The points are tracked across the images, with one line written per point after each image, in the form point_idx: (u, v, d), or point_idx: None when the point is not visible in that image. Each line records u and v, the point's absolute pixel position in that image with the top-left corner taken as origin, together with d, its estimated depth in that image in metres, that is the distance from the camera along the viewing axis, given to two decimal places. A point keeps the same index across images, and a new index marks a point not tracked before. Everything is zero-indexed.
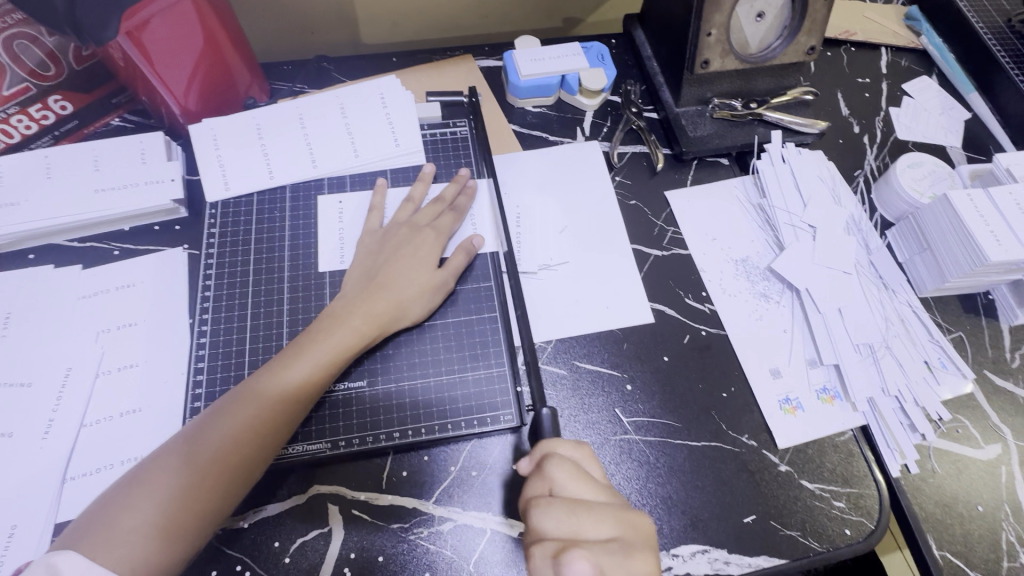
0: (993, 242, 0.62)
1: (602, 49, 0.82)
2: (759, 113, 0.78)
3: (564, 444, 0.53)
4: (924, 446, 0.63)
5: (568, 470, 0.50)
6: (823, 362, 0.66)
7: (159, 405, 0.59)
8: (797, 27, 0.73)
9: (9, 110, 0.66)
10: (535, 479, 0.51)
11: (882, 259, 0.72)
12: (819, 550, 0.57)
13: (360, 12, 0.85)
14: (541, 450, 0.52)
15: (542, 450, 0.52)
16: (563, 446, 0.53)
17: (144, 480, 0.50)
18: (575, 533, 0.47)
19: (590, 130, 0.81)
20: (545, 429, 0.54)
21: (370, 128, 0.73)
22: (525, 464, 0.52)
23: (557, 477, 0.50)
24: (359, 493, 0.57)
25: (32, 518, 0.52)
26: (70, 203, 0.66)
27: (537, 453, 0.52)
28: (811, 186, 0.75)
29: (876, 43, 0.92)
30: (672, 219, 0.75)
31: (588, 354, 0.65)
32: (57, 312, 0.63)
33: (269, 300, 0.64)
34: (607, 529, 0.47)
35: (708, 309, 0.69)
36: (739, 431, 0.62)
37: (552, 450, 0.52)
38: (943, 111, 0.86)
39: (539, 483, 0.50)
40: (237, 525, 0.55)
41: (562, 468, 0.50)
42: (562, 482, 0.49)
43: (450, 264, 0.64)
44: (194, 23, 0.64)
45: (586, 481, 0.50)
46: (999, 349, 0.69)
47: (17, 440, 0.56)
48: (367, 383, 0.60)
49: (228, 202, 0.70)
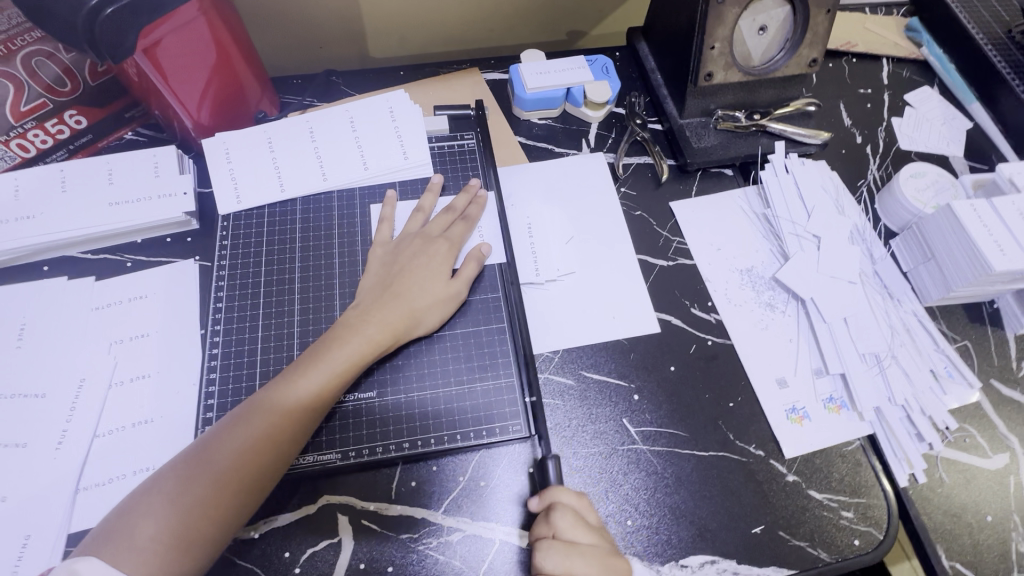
0: (997, 252, 0.63)
1: (606, 61, 0.83)
2: (763, 124, 0.79)
3: (569, 493, 0.54)
4: (931, 456, 0.63)
5: (570, 520, 0.51)
6: (829, 372, 0.66)
7: (170, 415, 0.59)
8: (799, 40, 0.74)
9: (26, 125, 0.67)
10: (541, 520, 0.53)
11: (887, 269, 0.72)
12: (827, 560, 0.57)
13: (368, 27, 0.87)
14: (546, 497, 0.54)
15: (550, 495, 0.54)
16: (566, 495, 0.53)
17: (163, 487, 0.50)
18: (569, 571, 0.50)
19: (595, 142, 0.82)
20: (551, 476, 0.56)
21: (379, 141, 0.74)
22: (532, 503, 0.54)
23: (560, 525, 0.51)
24: (369, 503, 0.57)
25: (45, 528, 0.53)
26: (83, 216, 0.67)
27: (547, 496, 0.54)
28: (815, 197, 0.75)
29: (878, 54, 0.92)
30: (677, 230, 0.75)
31: (595, 364, 0.66)
32: (70, 323, 0.64)
33: (280, 311, 0.65)
34: (596, 573, 0.50)
35: (714, 319, 0.69)
36: (746, 441, 0.63)
37: (558, 498, 0.53)
38: (945, 121, 0.87)
39: (543, 526, 0.52)
40: (248, 535, 0.55)
41: (565, 517, 0.51)
42: (564, 529, 0.51)
43: (461, 274, 0.65)
44: (207, 39, 0.66)
45: (585, 528, 0.52)
46: (1005, 358, 0.69)
47: (32, 451, 0.56)
48: (376, 393, 0.61)
49: (239, 214, 0.71)
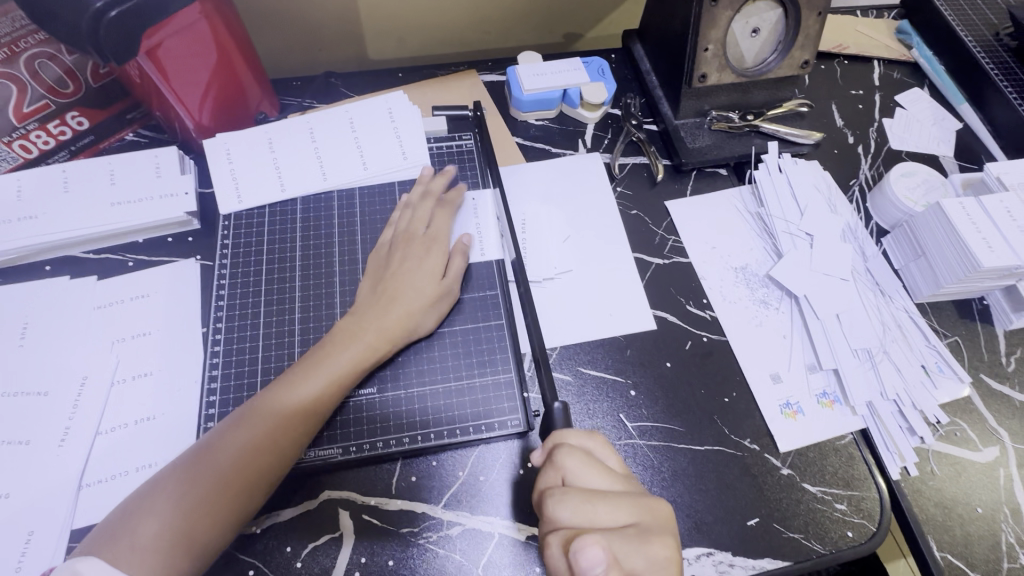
0: (984, 248, 0.64)
1: (602, 63, 0.84)
2: (756, 124, 0.81)
3: (574, 434, 0.54)
4: (923, 449, 0.64)
5: (580, 460, 0.51)
6: (823, 367, 0.67)
7: (173, 413, 0.60)
8: (791, 42, 0.75)
9: (29, 126, 0.68)
10: (547, 469, 0.52)
11: (878, 266, 0.74)
12: (822, 552, 0.58)
13: (367, 29, 0.88)
14: (551, 441, 0.53)
15: (553, 441, 0.53)
16: (571, 437, 0.54)
17: (166, 485, 0.51)
18: (590, 519, 0.48)
19: (592, 142, 0.83)
20: (557, 421, 0.56)
21: (378, 141, 0.75)
22: (538, 455, 0.54)
23: (568, 466, 0.51)
24: (370, 498, 0.58)
25: (49, 525, 0.53)
26: (86, 215, 0.67)
27: (548, 444, 0.54)
28: (807, 195, 0.77)
29: (869, 56, 0.94)
30: (673, 229, 0.77)
31: (591, 360, 0.67)
32: (72, 322, 0.64)
33: (281, 308, 0.66)
34: (621, 516, 0.48)
35: (709, 316, 0.71)
36: (741, 435, 0.64)
37: (562, 440, 0.53)
38: (936, 122, 0.88)
39: (552, 473, 0.51)
40: (250, 531, 0.56)
41: (572, 457, 0.51)
42: (574, 470, 0.51)
43: (450, 270, 0.66)
44: (209, 41, 0.67)
45: (597, 469, 0.51)
46: (994, 353, 0.71)
47: (35, 448, 0.57)
48: (377, 390, 0.62)
49: (240, 213, 0.71)
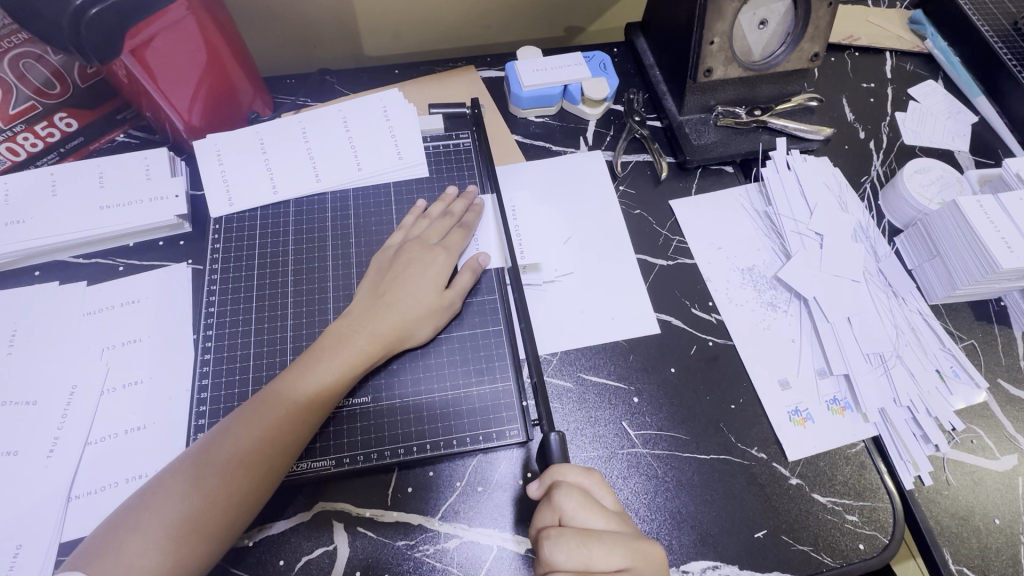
0: (1004, 249, 0.61)
1: (603, 58, 0.82)
2: (763, 120, 0.78)
3: (573, 470, 0.51)
4: (938, 458, 0.62)
5: (578, 500, 0.49)
6: (833, 372, 0.65)
7: (163, 422, 0.58)
8: (800, 34, 0.72)
9: (16, 128, 0.67)
10: (544, 507, 0.50)
11: (890, 267, 0.71)
12: (832, 565, 0.56)
13: (362, 25, 0.86)
14: (549, 477, 0.51)
15: (551, 475, 0.51)
16: (571, 473, 0.51)
17: (154, 499, 0.50)
18: (586, 564, 0.46)
19: (594, 139, 0.81)
20: (552, 453, 0.53)
21: (373, 141, 0.73)
22: (534, 488, 0.52)
23: (566, 506, 0.49)
24: (365, 510, 0.56)
25: (37, 538, 0.52)
26: (75, 220, 0.66)
27: (546, 478, 0.52)
28: (817, 193, 0.74)
29: (880, 48, 0.91)
30: (677, 229, 0.74)
31: (594, 366, 0.65)
32: (61, 328, 0.63)
33: (274, 314, 0.64)
34: (616, 560, 0.47)
35: (714, 319, 0.68)
36: (748, 443, 0.61)
37: (561, 477, 0.51)
38: (950, 115, 0.85)
39: (548, 512, 0.49)
40: (243, 544, 0.54)
41: (571, 498, 0.49)
42: (571, 512, 0.49)
43: (457, 282, 0.64)
44: (197, 39, 0.65)
45: (594, 509, 0.49)
46: (1012, 357, 0.68)
47: (22, 459, 0.56)
48: (370, 399, 0.60)
49: (231, 217, 0.70)
